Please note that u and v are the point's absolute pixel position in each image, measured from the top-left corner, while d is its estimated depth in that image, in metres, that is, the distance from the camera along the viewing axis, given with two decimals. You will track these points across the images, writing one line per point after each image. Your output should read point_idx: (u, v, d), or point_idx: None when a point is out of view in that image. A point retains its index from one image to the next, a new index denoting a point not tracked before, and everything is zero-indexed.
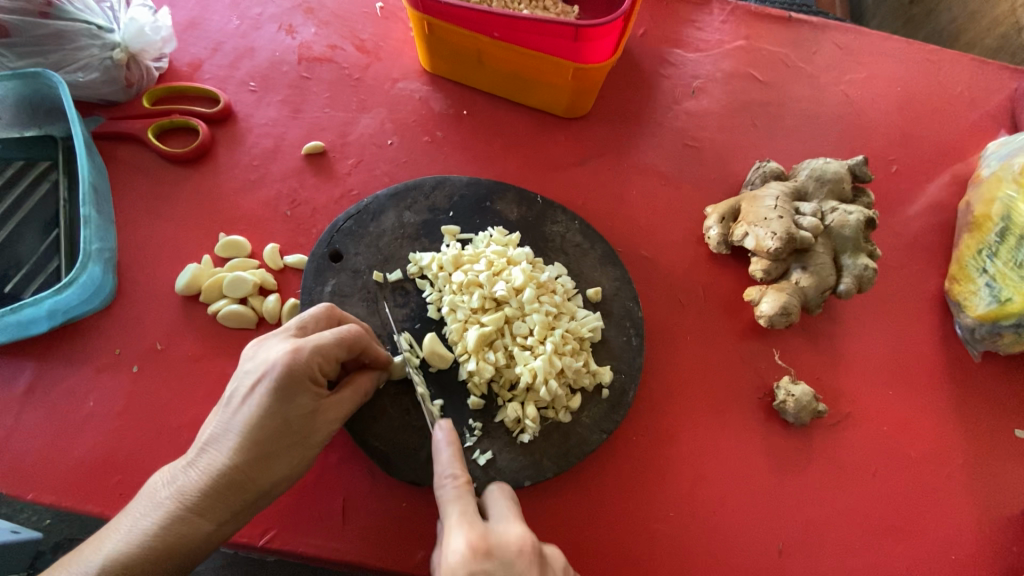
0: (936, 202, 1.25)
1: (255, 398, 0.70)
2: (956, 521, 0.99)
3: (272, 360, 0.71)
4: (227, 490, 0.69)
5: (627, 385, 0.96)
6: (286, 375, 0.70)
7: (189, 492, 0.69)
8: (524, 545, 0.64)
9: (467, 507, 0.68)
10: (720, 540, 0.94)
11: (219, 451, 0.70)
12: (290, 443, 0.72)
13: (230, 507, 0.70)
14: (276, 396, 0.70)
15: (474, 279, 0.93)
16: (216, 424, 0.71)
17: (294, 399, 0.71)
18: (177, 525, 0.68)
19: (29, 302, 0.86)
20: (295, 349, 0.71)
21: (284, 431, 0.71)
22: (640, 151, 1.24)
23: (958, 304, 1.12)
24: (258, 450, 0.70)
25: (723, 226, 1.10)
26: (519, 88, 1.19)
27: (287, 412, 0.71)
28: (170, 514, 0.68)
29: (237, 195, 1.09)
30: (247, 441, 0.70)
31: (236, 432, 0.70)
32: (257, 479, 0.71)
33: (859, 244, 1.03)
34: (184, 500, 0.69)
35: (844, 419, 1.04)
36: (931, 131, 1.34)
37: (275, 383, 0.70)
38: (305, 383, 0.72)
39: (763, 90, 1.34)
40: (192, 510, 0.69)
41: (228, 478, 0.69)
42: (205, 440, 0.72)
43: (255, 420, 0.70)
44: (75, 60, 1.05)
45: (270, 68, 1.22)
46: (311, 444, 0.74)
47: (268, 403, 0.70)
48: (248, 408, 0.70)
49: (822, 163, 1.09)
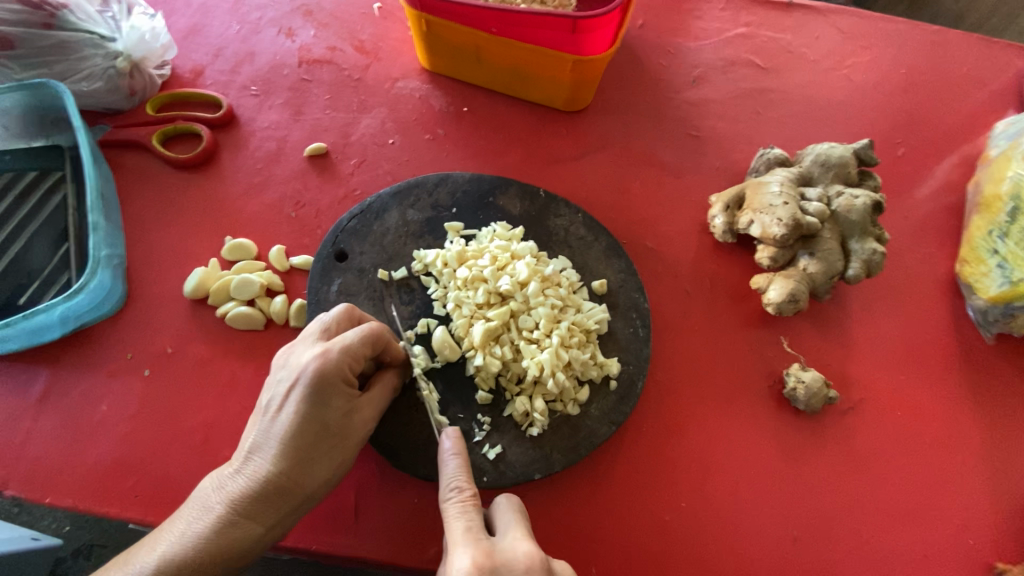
0: (944, 185, 1.24)
1: (290, 404, 0.71)
2: (973, 506, 0.98)
3: (303, 365, 0.71)
4: (275, 494, 0.70)
5: (635, 375, 0.96)
6: (318, 378, 0.71)
7: (238, 497, 0.70)
8: (530, 561, 0.64)
9: (472, 522, 0.69)
10: (733, 529, 0.93)
11: (262, 456, 0.71)
12: (330, 445, 0.73)
13: (279, 511, 0.71)
14: (310, 400, 0.70)
15: (479, 275, 0.93)
16: (257, 432, 0.72)
17: (328, 401, 0.72)
18: (229, 530, 0.69)
19: (41, 309, 0.89)
20: (324, 354, 0.72)
21: (323, 433, 0.72)
22: (643, 143, 1.23)
23: (970, 286, 1.11)
24: (300, 454, 0.71)
25: (728, 214, 1.10)
26: (519, 82, 1.19)
27: (325, 415, 0.72)
28: (223, 520, 0.69)
29: (242, 199, 1.10)
30: (289, 445, 0.70)
31: (277, 439, 0.71)
32: (302, 482, 0.71)
33: (866, 228, 1.02)
34: (233, 506, 0.70)
35: (856, 405, 1.03)
36: (938, 112, 1.32)
37: (307, 387, 0.70)
38: (338, 385, 0.72)
39: (765, 77, 1.33)
40: (242, 514, 0.69)
41: (274, 484, 0.70)
42: (248, 447, 0.72)
43: (294, 426, 0.70)
44: (79, 70, 1.07)
45: (271, 72, 1.22)
46: (349, 445, 0.75)
47: (304, 408, 0.70)
48: (286, 414, 0.71)
49: (826, 147, 1.08)
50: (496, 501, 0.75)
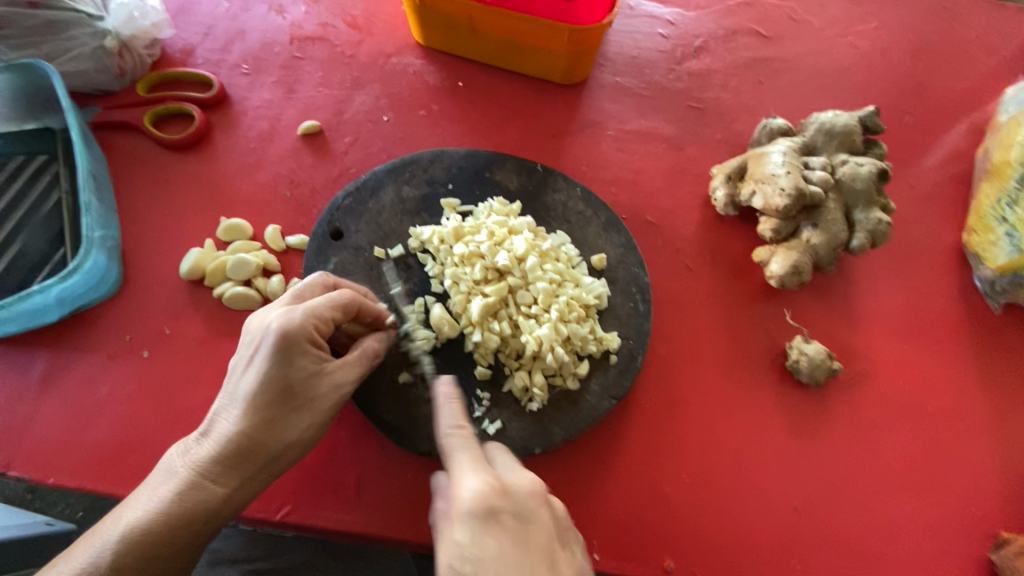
0: (952, 154, 1.21)
1: (252, 369, 0.70)
2: (978, 476, 0.97)
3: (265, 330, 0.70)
4: (239, 456, 0.70)
5: (635, 350, 0.95)
6: (278, 342, 0.69)
7: (202, 460, 0.70)
8: (536, 488, 0.65)
9: (474, 452, 0.68)
10: (735, 502, 0.93)
11: (225, 420, 0.71)
12: (295, 408, 0.72)
13: (244, 473, 0.71)
14: (272, 365, 0.69)
15: (476, 250, 0.92)
16: (223, 396, 0.72)
17: (291, 365, 0.70)
18: (194, 492, 0.69)
19: (36, 290, 0.87)
20: (287, 318, 0.71)
21: (287, 396, 0.71)
22: (642, 116, 1.21)
23: (977, 256, 1.09)
24: (262, 417, 0.70)
25: (729, 186, 1.08)
26: (514, 55, 1.17)
27: (288, 378, 0.70)
28: (188, 481, 0.69)
29: (236, 179, 1.09)
30: (251, 407, 0.70)
31: (240, 402, 0.70)
32: (267, 444, 0.71)
33: (872, 197, 1.00)
34: (197, 470, 0.69)
35: (860, 377, 1.02)
36: (946, 79, 1.28)
37: (268, 351, 0.69)
38: (301, 349, 0.71)
39: (767, 46, 1.30)
40: (206, 477, 0.69)
41: (237, 447, 0.70)
42: (215, 410, 0.72)
43: (256, 389, 0.69)
44: (67, 50, 1.05)
45: (262, 50, 1.20)
46: (317, 409, 0.74)
47: (266, 373, 0.69)
48: (249, 377, 0.70)
49: (830, 115, 1.05)
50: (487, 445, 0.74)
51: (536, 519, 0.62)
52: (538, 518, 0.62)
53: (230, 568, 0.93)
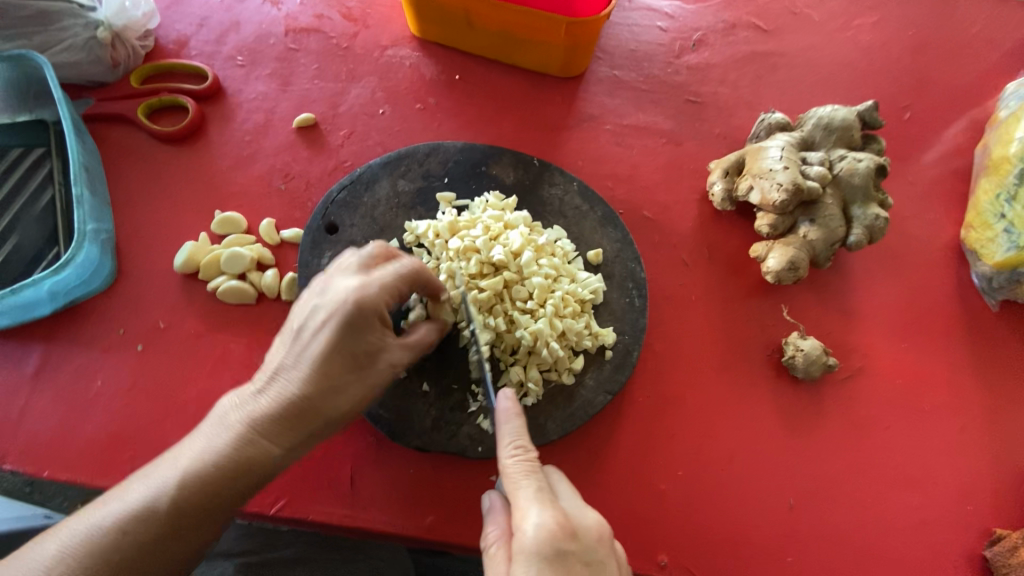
0: (951, 149, 1.20)
1: (322, 333, 0.67)
2: (973, 472, 0.97)
3: (341, 297, 0.68)
4: (297, 417, 0.67)
5: (631, 345, 0.94)
6: (353, 311, 0.67)
7: (257, 417, 0.66)
8: (601, 531, 0.64)
9: (540, 482, 0.66)
10: (730, 497, 0.93)
11: (286, 381, 0.68)
12: (358, 380, 0.70)
13: (299, 437, 0.68)
14: (342, 332, 0.67)
15: (471, 245, 0.91)
16: (284, 354, 0.69)
17: (361, 336, 0.68)
18: (250, 449, 0.66)
19: (28, 284, 0.86)
20: (365, 287, 0.69)
21: (353, 366, 0.69)
22: (640, 110, 1.20)
23: (975, 253, 1.08)
24: (326, 383, 0.67)
25: (727, 181, 1.07)
26: (512, 48, 1.16)
27: (357, 348, 0.68)
28: (243, 436, 0.66)
29: (230, 172, 1.08)
30: (316, 372, 0.67)
31: (305, 363, 0.67)
32: (326, 412, 0.68)
33: (869, 192, 0.99)
34: (253, 427, 0.66)
35: (856, 372, 1.02)
36: (946, 74, 1.28)
37: (339, 318, 0.67)
38: (374, 320, 0.69)
39: (767, 40, 1.29)
40: (263, 435, 0.66)
41: (297, 409, 0.67)
42: (274, 368, 0.69)
43: (322, 354, 0.67)
44: (59, 41, 1.04)
45: (257, 42, 1.19)
46: (379, 383, 0.72)
47: (335, 340, 0.67)
48: (318, 341, 0.67)
49: (829, 110, 1.04)
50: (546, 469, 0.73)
51: (602, 565, 0.63)
52: (604, 563, 0.63)
53: (225, 561, 0.91)
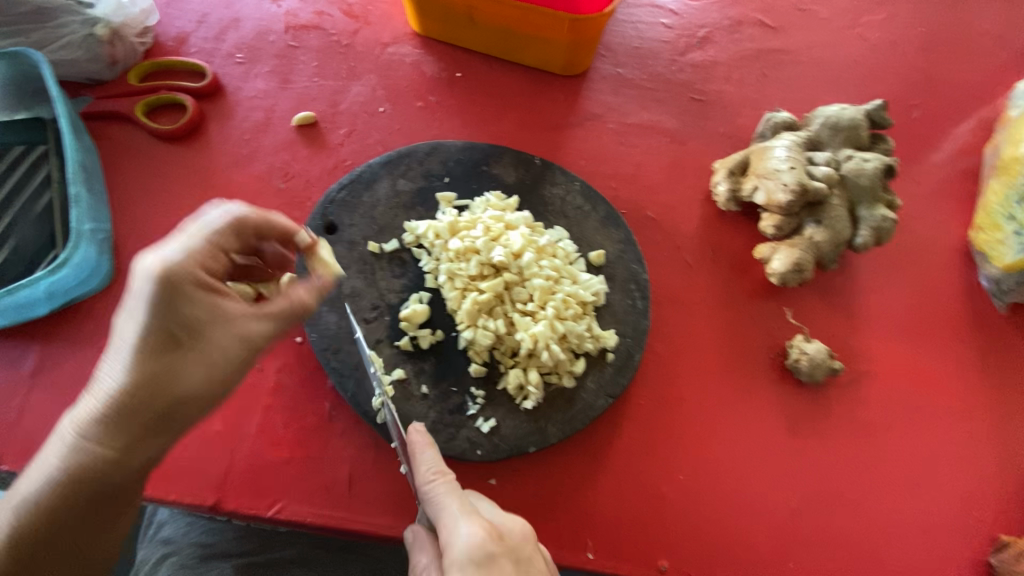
0: (961, 149, 1.18)
1: (121, 312, 0.58)
2: (980, 478, 0.96)
3: (139, 266, 0.57)
4: (117, 413, 0.57)
5: (633, 347, 0.93)
6: (144, 280, 0.56)
7: (84, 422, 0.58)
8: (526, 531, 0.71)
9: (462, 500, 0.71)
10: (732, 502, 0.92)
11: (104, 374, 0.58)
12: (186, 359, 0.59)
13: (136, 434, 0.58)
14: (143, 306, 0.57)
15: (472, 246, 0.90)
16: (110, 351, 0.60)
17: (168, 307, 0.57)
18: (82, 457, 0.57)
19: (24, 284, 0.86)
20: (166, 251, 0.59)
21: (171, 344, 0.58)
22: (644, 109, 1.18)
23: (985, 255, 1.06)
24: (142, 370, 0.57)
25: (731, 181, 1.06)
26: (514, 45, 1.14)
27: (169, 321, 0.57)
28: (73, 445, 0.58)
29: (229, 171, 1.07)
30: (129, 358, 0.57)
31: (118, 353, 0.57)
32: (153, 405, 0.57)
33: (876, 193, 0.98)
34: (82, 432, 0.57)
35: (861, 376, 1.00)
36: (956, 72, 1.25)
37: (132, 286, 0.57)
38: (182, 285, 0.58)
39: (773, 37, 1.27)
40: (94, 438, 0.57)
41: (122, 405, 0.57)
42: (103, 368, 0.60)
43: (130, 337, 0.57)
44: (57, 38, 1.03)
45: (256, 39, 1.18)
46: (217, 357, 0.60)
47: (138, 317, 0.57)
48: (125, 323, 0.57)
49: (836, 109, 1.03)
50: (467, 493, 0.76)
51: (531, 562, 0.68)
52: (533, 559, 0.68)
53: (224, 562, 0.91)
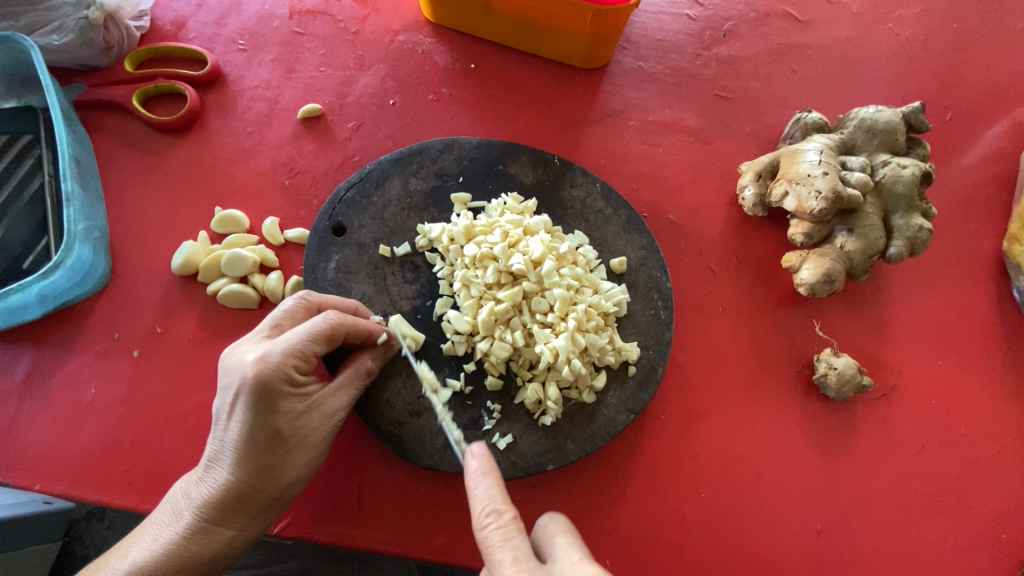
0: (994, 153, 1.13)
1: (236, 416, 0.66)
2: (1009, 499, 0.92)
3: (240, 372, 0.65)
4: (238, 500, 0.68)
5: (656, 361, 0.89)
6: (258, 390, 0.64)
7: (202, 505, 0.68)
8: None
9: (520, 550, 0.61)
10: (754, 522, 0.89)
11: (215, 463, 0.68)
12: (290, 449, 0.70)
13: (248, 513, 0.69)
14: (254, 412, 0.65)
15: (488, 252, 0.85)
16: (214, 440, 0.68)
17: (277, 410, 0.67)
18: (201, 536, 0.67)
19: (14, 288, 0.81)
20: (263, 359, 0.65)
21: (278, 439, 0.68)
22: (666, 105, 1.13)
23: (1018, 266, 1.02)
24: (257, 462, 0.67)
25: (759, 185, 1.00)
26: (532, 36, 1.08)
27: (275, 423, 0.67)
28: (192, 525, 0.67)
29: (231, 166, 1.01)
30: (244, 454, 0.67)
31: (232, 449, 0.67)
32: (266, 487, 0.69)
33: (913, 202, 0.93)
34: (202, 514, 0.67)
35: (889, 392, 0.97)
36: (991, 71, 1.20)
37: (249, 398, 0.65)
38: (282, 388, 0.66)
39: (802, 31, 1.21)
40: (211, 519, 0.68)
41: (238, 490, 0.68)
42: (208, 454, 0.69)
43: (244, 435, 0.66)
44: (49, 21, 0.98)
45: (259, 24, 1.11)
46: (312, 443, 0.72)
47: (251, 421, 0.66)
48: (236, 423, 0.66)
49: (873, 111, 0.97)
50: (541, 523, 0.67)
51: None
52: None
53: None
